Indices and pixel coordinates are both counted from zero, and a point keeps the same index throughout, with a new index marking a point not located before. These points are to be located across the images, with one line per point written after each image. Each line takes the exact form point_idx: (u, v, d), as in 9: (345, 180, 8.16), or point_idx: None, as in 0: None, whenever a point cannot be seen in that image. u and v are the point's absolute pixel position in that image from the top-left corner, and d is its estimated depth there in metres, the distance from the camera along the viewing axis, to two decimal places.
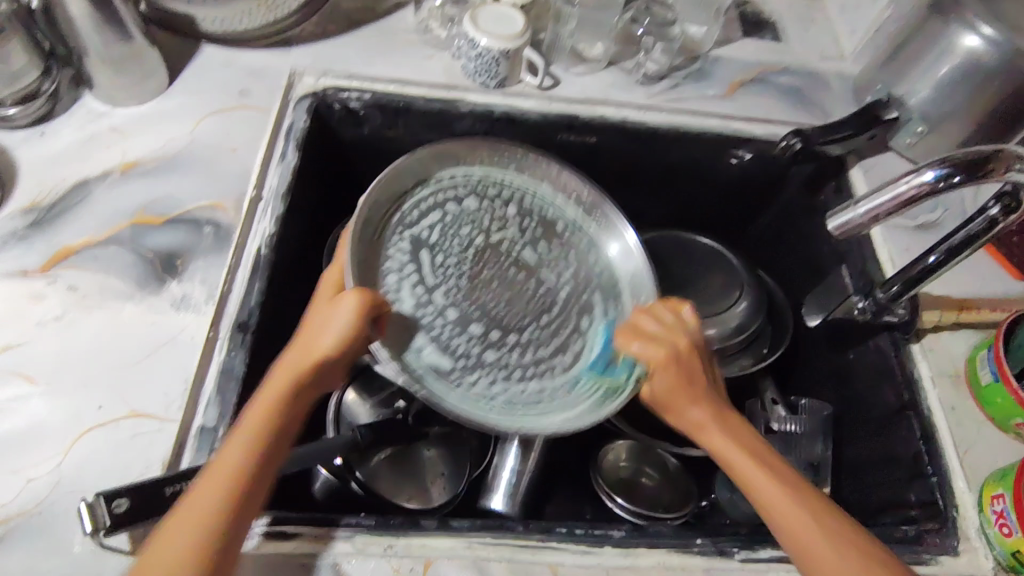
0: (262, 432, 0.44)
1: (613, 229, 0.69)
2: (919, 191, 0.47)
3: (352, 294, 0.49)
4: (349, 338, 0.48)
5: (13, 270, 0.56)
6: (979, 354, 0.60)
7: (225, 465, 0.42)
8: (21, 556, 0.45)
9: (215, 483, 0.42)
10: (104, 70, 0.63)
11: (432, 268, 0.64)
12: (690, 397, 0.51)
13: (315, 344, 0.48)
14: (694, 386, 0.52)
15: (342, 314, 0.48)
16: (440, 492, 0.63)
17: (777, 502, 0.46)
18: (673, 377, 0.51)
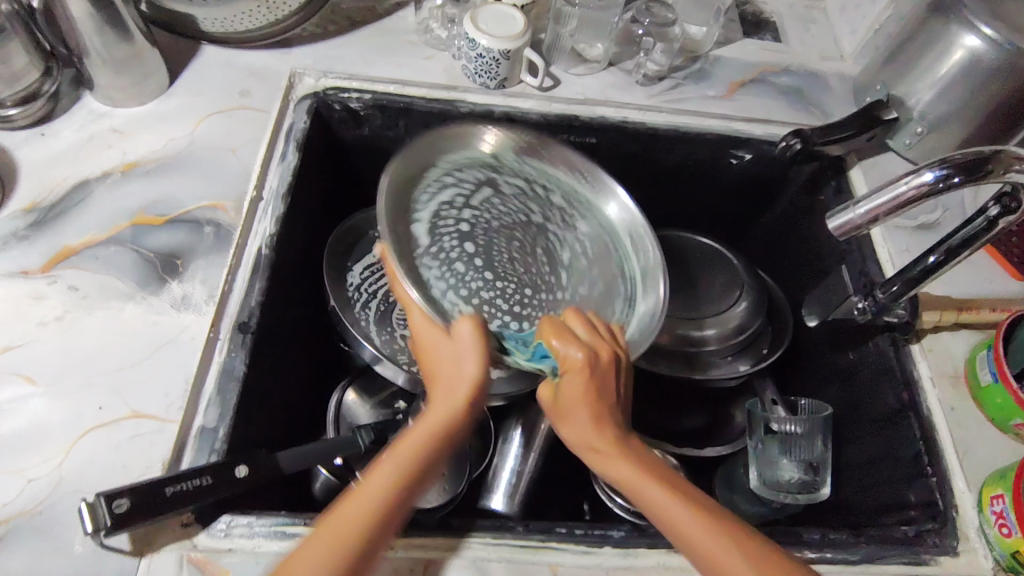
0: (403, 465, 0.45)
1: (609, 192, 0.69)
2: (919, 192, 0.47)
3: (468, 320, 0.53)
4: (484, 368, 0.51)
5: (14, 271, 0.57)
6: (979, 355, 0.60)
7: (365, 495, 0.43)
8: (21, 556, 0.45)
9: (357, 501, 0.43)
10: (104, 70, 0.63)
11: (448, 249, 0.62)
12: (594, 411, 0.51)
13: (457, 377, 0.51)
14: (602, 400, 0.52)
15: (467, 339, 0.52)
16: (434, 493, 0.62)
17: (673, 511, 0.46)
18: (581, 385, 0.51)
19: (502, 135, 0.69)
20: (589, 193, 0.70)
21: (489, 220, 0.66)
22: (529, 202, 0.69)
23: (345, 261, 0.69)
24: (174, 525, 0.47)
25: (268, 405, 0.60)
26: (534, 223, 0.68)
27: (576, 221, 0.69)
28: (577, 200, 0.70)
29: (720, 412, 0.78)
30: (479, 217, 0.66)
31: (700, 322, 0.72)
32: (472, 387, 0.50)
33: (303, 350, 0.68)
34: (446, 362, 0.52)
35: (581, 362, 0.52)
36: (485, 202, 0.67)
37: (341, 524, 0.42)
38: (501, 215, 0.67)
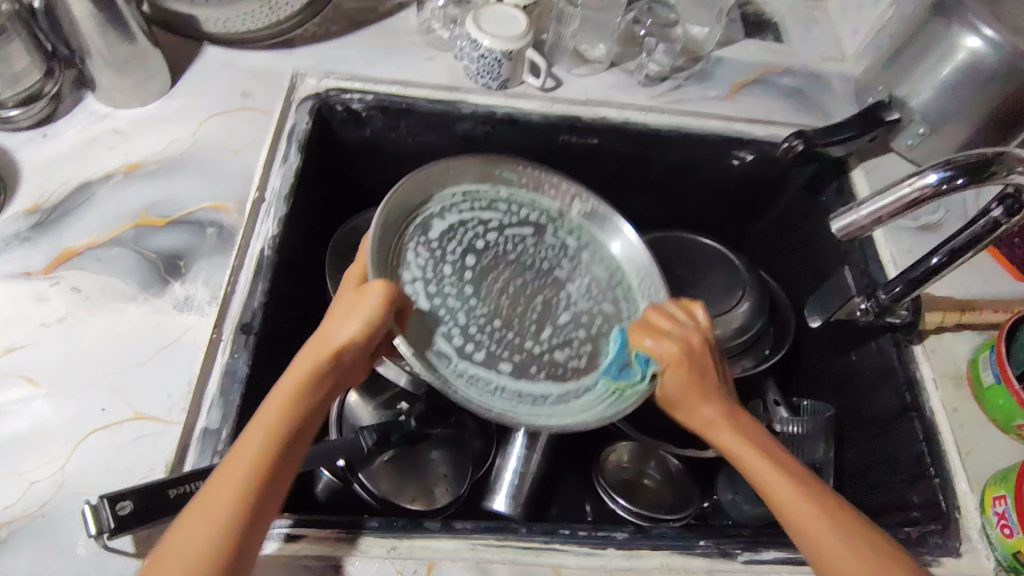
0: (278, 427, 0.42)
1: (622, 235, 0.68)
2: (922, 194, 0.47)
3: (377, 286, 0.48)
4: (369, 331, 0.47)
5: (16, 273, 0.56)
6: (980, 357, 0.60)
7: (238, 465, 0.40)
8: (23, 559, 0.45)
9: (232, 473, 0.40)
10: (106, 71, 0.62)
11: (448, 282, 0.62)
12: (703, 393, 0.51)
13: (337, 333, 0.46)
14: (707, 383, 0.52)
15: (368, 304, 0.47)
16: (442, 493, 0.63)
17: (796, 505, 0.45)
18: (685, 374, 0.51)
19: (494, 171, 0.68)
20: (587, 225, 0.69)
21: (496, 255, 0.66)
22: (540, 241, 0.68)
23: (345, 262, 0.68)
24: None
25: None
26: (541, 264, 0.67)
27: (585, 265, 0.68)
28: (589, 243, 0.69)
29: None
30: (487, 251, 0.66)
31: None
32: (349, 342, 0.46)
33: None
34: (338, 315, 0.48)
35: (676, 352, 0.51)
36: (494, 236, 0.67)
37: (220, 496, 0.39)
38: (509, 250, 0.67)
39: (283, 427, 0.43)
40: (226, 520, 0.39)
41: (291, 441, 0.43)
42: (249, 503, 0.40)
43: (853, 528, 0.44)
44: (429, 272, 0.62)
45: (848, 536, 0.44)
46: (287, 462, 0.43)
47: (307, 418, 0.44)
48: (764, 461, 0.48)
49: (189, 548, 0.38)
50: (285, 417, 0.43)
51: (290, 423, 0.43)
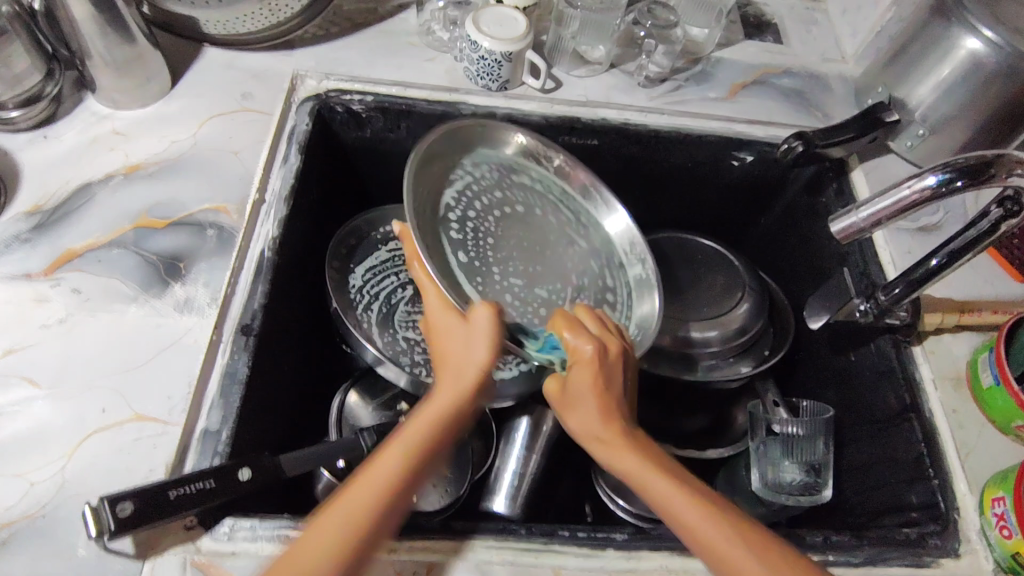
0: (404, 450, 0.45)
1: (611, 207, 0.71)
2: (921, 196, 0.47)
3: (487, 308, 0.52)
4: (494, 355, 0.51)
5: (17, 274, 0.57)
6: (979, 358, 0.60)
7: (369, 483, 0.43)
8: (23, 560, 0.45)
9: (364, 490, 0.42)
10: (106, 73, 0.63)
11: (469, 229, 0.64)
12: (601, 401, 0.51)
13: (466, 362, 0.51)
14: (609, 390, 0.52)
15: (481, 328, 0.51)
16: (439, 495, 0.62)
17: (691, 515, 0.45)
18: (592, 374, 0.51)
19: (520, 137, 0.70)
20: (587, 202, 0.72)
21: (514, 213, 0.68)
22: (551, 211, 0.70)
23: (346, 263, 0.69)
24: (178, 528, 0.47)
25: (270, 407, 0.60)
26: (552, 226, 0.69)
27: (585, 233, 0.71)
28: (588, 218, 0.72)
29: (719, 412, 0.78)
30: (503, 210, 0.68)
31: (702, 323, 0.72)
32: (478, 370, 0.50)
33: (305, 352, 0.68)
34: (459, 347, 0.52)
35: (591, 354, 0.51)
36: (511, 195, 0.69)
37: (348, 512, 0.41)
38: (524, 210, 0.69)
39: (412, 449, 0.45)
40: (352, 532, 0.41)
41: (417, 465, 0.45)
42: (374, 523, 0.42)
43: (754, 538, 0.43)
44: (454, 216, 0.64)
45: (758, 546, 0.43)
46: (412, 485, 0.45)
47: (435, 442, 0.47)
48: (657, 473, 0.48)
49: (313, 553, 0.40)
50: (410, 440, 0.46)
51: (416, 446, 0.45)
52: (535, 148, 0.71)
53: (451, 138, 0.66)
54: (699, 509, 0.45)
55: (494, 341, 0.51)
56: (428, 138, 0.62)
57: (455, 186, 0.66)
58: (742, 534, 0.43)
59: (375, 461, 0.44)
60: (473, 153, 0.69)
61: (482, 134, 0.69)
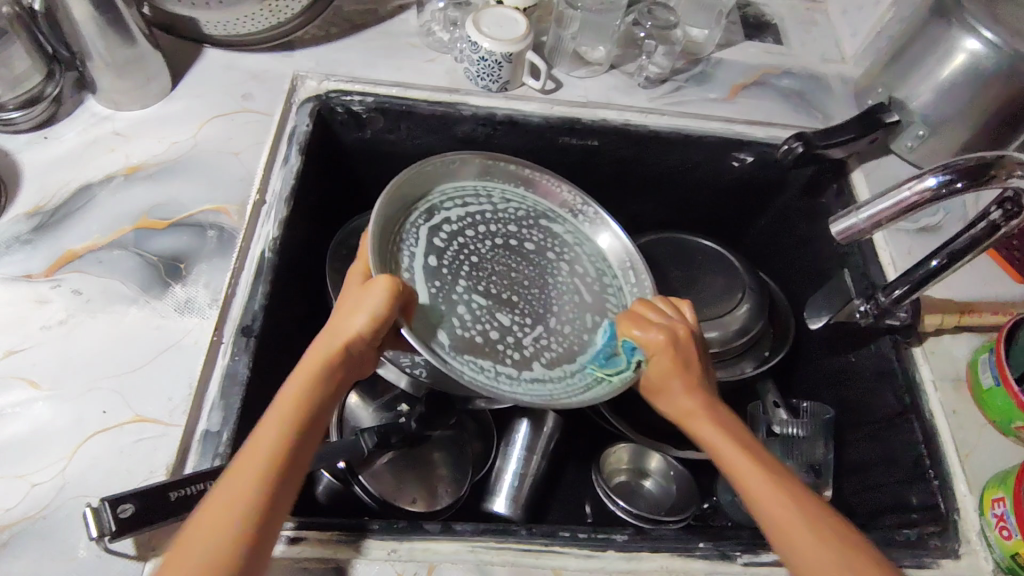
0: (281, 425, 0.42)
1: (608, 228, 0.71)
2: (921, 197, 0.47)
3: (379, 279, 0.48)
4: (378, 320, 0.47)
5: (18, 275, 0.57)
6: (979, 358, 0.60)
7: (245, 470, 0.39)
8: (24, 561, 0.45)
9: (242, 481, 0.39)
10: (107, 74, 0.63)
11: (447, 261, 0.63)
12: (686, 379, 0.51)
13: (346, 330, 0.47)
14: (692, 371, 0.52)
15: (371, 296, 0.48)
16: (444, 495, 0.63)
17: (772, 499, 0.44)
18: (669, 360, 0.51)
19: (484, 160, 0.69)
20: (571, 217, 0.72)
21: (503, 255, 0.67)
22: (536, 234, 0.70)
23: (344, 263, 0.68)
24: (179, 530, 0.47)
25: (271, 408, 0.60)
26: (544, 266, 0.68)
27: (578, 263, 0.69)
28: (570, 231, 0.71)
29: None
30: (496, 247, 0.67)
31: (703, 323, 0.72)
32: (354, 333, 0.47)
33: (306, 353, 0.68)
34: (346, 312, 0.48)
35: (661, 339, 0.51)
36: (507, 229, 0.69)
37: (223, 505, 0.38)
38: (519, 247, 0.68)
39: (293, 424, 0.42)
40: (250, 508, 0.38)
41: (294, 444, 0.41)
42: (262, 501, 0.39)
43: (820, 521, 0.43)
44: (434, 248, 0.63)
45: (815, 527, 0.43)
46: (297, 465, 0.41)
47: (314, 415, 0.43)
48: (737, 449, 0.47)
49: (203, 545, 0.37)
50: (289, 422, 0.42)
51: (298, 425, 0.42)
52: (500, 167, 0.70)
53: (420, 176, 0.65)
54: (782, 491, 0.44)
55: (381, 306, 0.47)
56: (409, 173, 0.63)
57: (439, 217, 0.65)
58: (813, 517, 0.43)
59: (256, 437, 0.41)
60: (461, 186, 0.69)
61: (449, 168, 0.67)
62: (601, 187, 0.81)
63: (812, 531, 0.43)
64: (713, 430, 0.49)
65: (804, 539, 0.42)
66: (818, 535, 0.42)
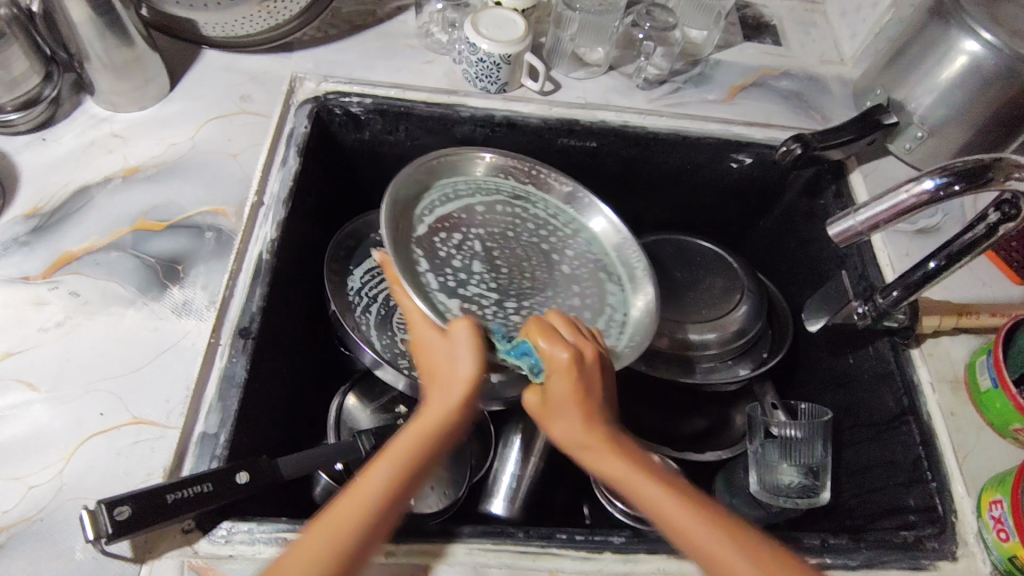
0: (393, 463, 0.44)
1: (601, 212, 0.72)
2: (919, 200, 0.47)
3: (465, 322, 0.52)
4: (480, 367, 0.51)
5: (16, 277, 0.57)
6: (978, 360, 0.60)
7: (368, 483, 0.43)
8: (22, 563, 0.46)
9: (357, 494, 0.42)
10: (105, 75, 0.63)
11: (448, 253, 0.66)
12: (586, 409, 0.50)
13: (454, 374, 0.50)
14: (592, 398, 0.51)
15: (462, 341, 0.52)
16: (437, 498, 0.63)
17: (673, 513, 0.44)
18: (569, 384, 0.51)
19: (489, 157, 0.71)
20: (568, 207, 0.73)
21: (506, 247, 0.69)
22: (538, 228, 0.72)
23: (344, 266, 0.69)
24: (175, 532, 0.47)
25: (269, 410, 0.60)
26: (547, 257, 0.70)
27: (578, 253, 0.71)
28: (568, 224, 0.73)
29: (721, 413, 0.77)
30: (499, 239, 0.69)
31: (701, 324, 0.72)
32: (470, 377, 0.50)
33: (304, 354, 0.68)
34: (444, 364, 0.52)
35: (566, 361, 0.51)
36: (510, 225, 0.71)
37: (334, 519, 0.41)
38: (523, 240, 0.70)
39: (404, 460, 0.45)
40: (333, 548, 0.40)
41: (414, 467, 0.45)
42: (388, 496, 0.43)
43: (749, 541, 0.43)
44: (436, 241, 0.66)
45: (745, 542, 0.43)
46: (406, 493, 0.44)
47: (434, 449, 0.47)
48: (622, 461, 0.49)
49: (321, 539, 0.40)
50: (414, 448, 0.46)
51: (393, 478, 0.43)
52: (503, 166, 0.71)
53: (421, 174, 0.67)
54: (681, 504, 0.45)
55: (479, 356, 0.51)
56: (411, 169, 0.66)
57: (439, 213, 0.68)
58: (734, 532, 0.43)
59: (367, 474, 0.44)
60: (458, 183, 0.71)
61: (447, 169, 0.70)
62: (600, 188, 0.80)
63: (738, 547, 0.42)
64: (614, 461, 0.49)
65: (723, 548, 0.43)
66: (745, 545, 0.43)
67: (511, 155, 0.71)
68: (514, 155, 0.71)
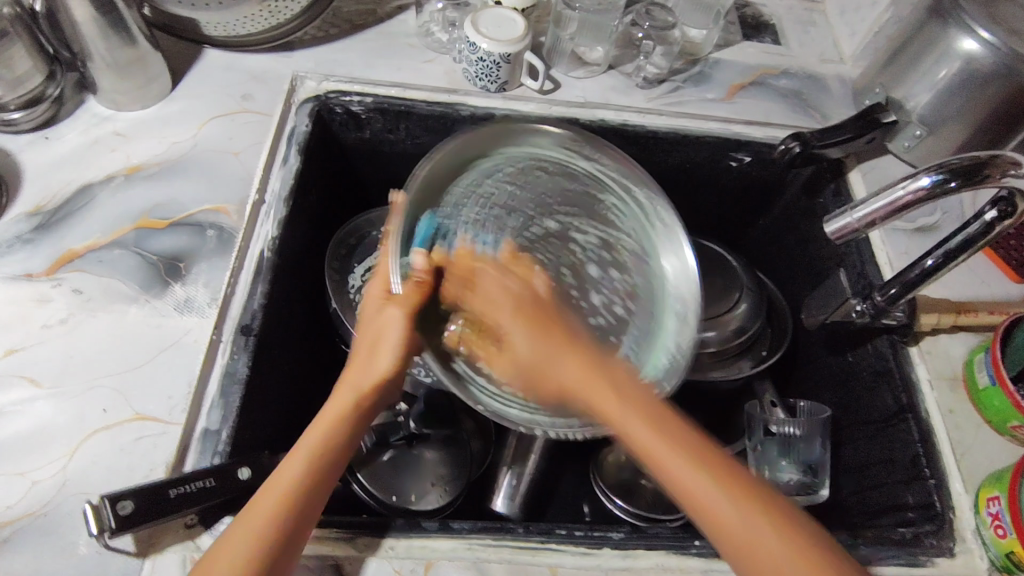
0: (315, 445, 0.46)
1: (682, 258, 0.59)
2: (915, 196, 0.47)
3: (400, 304, 0.51)
4: (404, 354, 0.51)
5: (19, 274, 0.57)
6: (977, 357, 0.60)
7: (286, 471, 0.45)
8: (26, 558, 0.46)
9: (281, 479, 0.44)
10: (108, 74, 0.63)
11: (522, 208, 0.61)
12: (555, 341, 0.48)
13: (374, 364, 0.51)
14: (547, 324, 0.49)
15: (395, 326, 0.51)
16: (436, 496, 0.63)
17: (673, 464, 0.42)
18: (520, 318, 0.50)
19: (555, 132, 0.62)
20: (654, 231, 0.61)
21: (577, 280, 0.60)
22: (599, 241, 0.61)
23: (345, 263, 0.69)
24: (178, 527, 0.48)
25: (270, 408, 0.60)
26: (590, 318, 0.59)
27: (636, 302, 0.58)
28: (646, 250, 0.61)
29: (719, 412, 0.78)
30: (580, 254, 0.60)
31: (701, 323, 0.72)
32: (388, 368, 0.51)
33: (305, 350, 0.69)
34: (370, 344, 0.51)
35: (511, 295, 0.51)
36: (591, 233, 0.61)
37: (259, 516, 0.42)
38: (601, 278, 0.59)
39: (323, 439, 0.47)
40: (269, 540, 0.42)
41: (332, 454, 0.47)
42: (322, 471, 0.46)
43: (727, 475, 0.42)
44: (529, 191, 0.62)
45: (719, 475, 0.42)
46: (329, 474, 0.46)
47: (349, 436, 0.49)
48: (610, 400, 0.45)
49: (258, 519, 0.42)
50: (336, 430, 0.48)
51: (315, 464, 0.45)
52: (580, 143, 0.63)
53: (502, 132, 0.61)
54: (687, 462, 0.42)
55: (407, 339, 0.51)
56: (544, 131, 0.62)
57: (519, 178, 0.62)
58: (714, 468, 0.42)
59: (284, 465, 0.45)
60: (530, 155, 0.63)
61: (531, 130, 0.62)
62: None
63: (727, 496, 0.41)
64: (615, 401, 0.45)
65: (698, 481, 0.42)
66: (641, 415, 0.44)
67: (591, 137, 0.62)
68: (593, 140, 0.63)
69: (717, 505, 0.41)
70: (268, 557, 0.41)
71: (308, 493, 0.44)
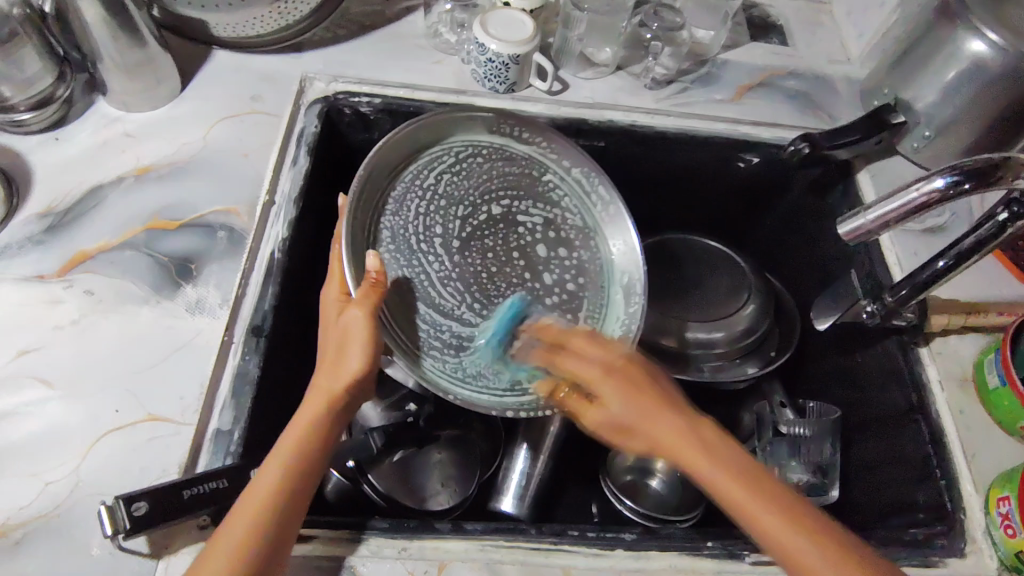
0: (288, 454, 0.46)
1: (622, 229, 0.69)
2: (929, 198, 0.47)
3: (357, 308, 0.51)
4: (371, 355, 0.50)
5: (30, 275, 0.57)
6: (986, 358, 0.60)
7: (259, 483, 0.44)
8: (39, 559, 0.46)
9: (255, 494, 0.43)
10: (118, 75, 0.63)
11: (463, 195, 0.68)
12: (651, 402, 0.50)
13: (342, 367, 0.50)
14: (643, 389, 0.51)
15: (355, 329, 0.51)
16: (448, 496, 0.63)
17: (741, 495, 0.44)
18: (619, 384, 0.51)
19: (487, 117, 0.67)
20: (593, 206, 0.70)
21: (526, 260, 0.69)
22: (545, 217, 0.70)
23: None
24: (191, 527, 0.47)
25: (281, 409, 0.60)
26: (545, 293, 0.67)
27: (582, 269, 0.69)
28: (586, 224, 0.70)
29: (728, 412, 0.78)
30: (526, 235, 0.70)
31: (709, 323, 0.73)
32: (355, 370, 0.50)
33: (315, 350, 0.69)
34: (333, 349, 0.51)
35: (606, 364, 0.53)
36: (537, 212, 0.70)
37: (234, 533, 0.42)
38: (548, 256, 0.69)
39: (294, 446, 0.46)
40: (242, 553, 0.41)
41: (305, 460, 0.46)
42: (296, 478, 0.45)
43: (793, 512, 0.44)
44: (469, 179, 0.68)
45: (785, 513, 0.44)
46: (305, 482, 0.45)
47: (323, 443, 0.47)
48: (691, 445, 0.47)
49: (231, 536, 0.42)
50: (310, 437, 0.47)
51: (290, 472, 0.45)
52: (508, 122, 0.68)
53: (434, 123, 0.65)
54: (755, 495, 0.44)
55: (370, 337, 0.51)
56: (475, 118, 0.67)
57: (461, 166, 0.67)
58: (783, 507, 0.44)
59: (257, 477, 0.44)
60: (467, 143, 0.68)
61: (462, 118, 0.67)
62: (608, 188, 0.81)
63: (797, 530, 0.43)
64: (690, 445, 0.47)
65: (764, 515, 0.43)
66: (732, 468, 0.46)
67: (524, 118, 0.67)
68: (529, 120, 0.68)
69: (783, 535, 0.43)
70: (251, 567, 0.41)
71: (289, 499, 0.44)
